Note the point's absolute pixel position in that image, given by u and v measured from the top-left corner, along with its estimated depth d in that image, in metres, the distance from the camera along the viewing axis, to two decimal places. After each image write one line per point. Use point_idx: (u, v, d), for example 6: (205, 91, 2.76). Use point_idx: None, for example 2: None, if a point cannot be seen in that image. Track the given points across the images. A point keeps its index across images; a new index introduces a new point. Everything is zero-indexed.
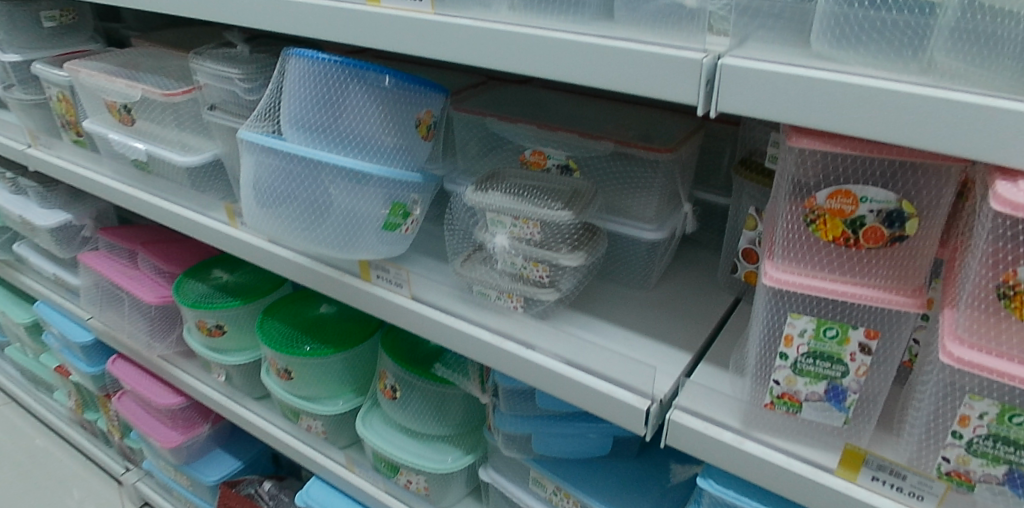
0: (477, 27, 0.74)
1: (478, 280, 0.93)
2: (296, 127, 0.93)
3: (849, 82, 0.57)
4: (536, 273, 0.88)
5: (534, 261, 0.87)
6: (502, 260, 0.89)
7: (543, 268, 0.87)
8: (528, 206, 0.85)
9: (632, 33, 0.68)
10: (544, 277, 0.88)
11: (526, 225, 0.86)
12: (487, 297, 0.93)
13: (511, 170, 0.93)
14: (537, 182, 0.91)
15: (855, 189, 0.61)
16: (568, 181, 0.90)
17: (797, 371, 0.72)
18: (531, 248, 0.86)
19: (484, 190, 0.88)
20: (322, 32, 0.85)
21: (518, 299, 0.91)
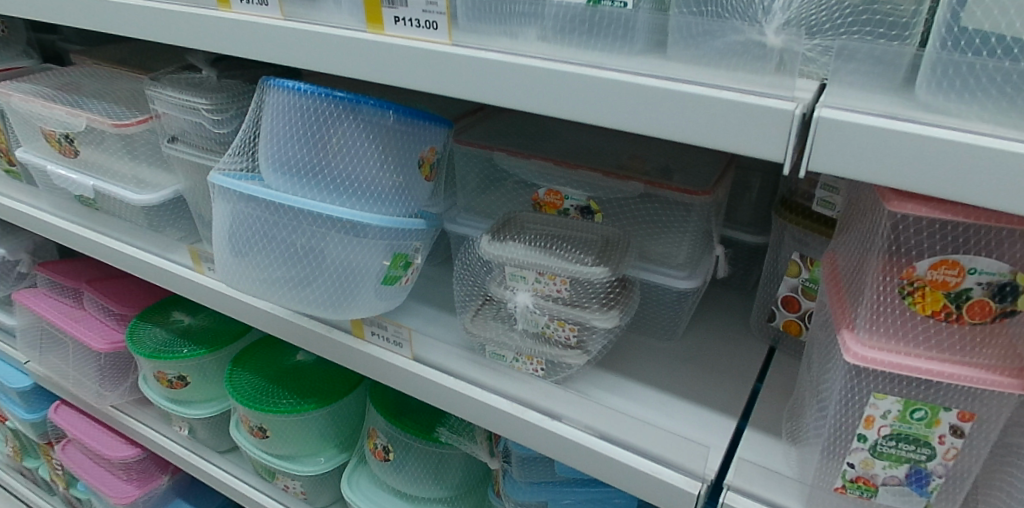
0: (506, 63, 0.63)
1: (497, 343, 0.83)
2: (280, 170, 0.81)
3: (973, 145, 0.48)
4: (563, 333, 0.80)
5: (560, 321, 0.79)
6: (522, 319, 0.80)
7: (570, 328, 0.79)
8: (556, 262, 0.77)
9: (695, 74, 0.58)
10: (571, 339, 0.80)
11: (554, 282, 0.78)
12: (502, 358, 0.84)
13: (528, 214, 0.86)
14: (562, 231, 0.83)
15: (964, 259, 0.53)
16: (596, 228, 0.83)
17: (875, 454, 0.63)
18: (556, 307, 0.78)
19: (504, 240, 0.80)
20: (312, 62, 0.73)
21: (540, 362, 0.82)
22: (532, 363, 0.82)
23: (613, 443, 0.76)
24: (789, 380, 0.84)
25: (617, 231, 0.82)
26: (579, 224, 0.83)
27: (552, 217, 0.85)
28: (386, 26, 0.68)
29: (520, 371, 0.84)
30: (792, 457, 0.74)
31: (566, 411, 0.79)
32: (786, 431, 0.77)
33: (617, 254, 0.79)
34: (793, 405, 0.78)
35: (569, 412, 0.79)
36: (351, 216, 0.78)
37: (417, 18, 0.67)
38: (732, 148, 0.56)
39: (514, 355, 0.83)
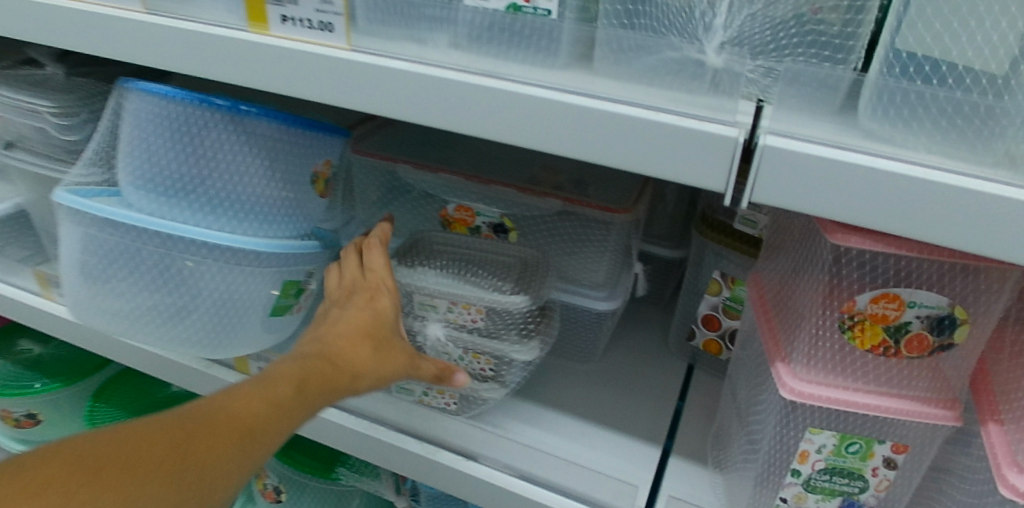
0: (414, 73, 0.54)
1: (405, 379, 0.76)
2: (145, 188, 0.69)
3: (925, 178, 0.45)
4: (476, 366, 0.74)
5: (475, 353, 0.73)
6: (432, 352, 0.73)
7: (486, 361, 0.74)
8: (472, 291, 0.71)
9: (628, 93, 0.52)
10: (487, 370, 0.74)
11: (468, 311, 0.72)
12: (410, 393, 0.76)
13: (438, 234, 0.80)
14: (476, 254, 0.78)
15: (904, 292, 0.51)
16: (513, 250, 0.78)
17: (809, 488, 0.61)
18: (469, 339, 0.73)
19: (415, 265, 0.74)
20: (182, 65, 0.62)
21: (453, 396, 0.75)
22: (443, 397, 0.75)
23: (536, 484, 0.70)
24: (711, 403, 0.82)
25: (533, 254, 0.78)
26: (493, 246, 0.78)
27: (464, 237, 0.79)
28: (271, 26, 0.59)
29: (429, 407, 0.76)
30: (719, 488, 0.71)
31: (483, 451, 0.73)
32: (712, 459, 0.74)
33: (536, 280, 0.75)
34: (718, 431, 0.76)
35: (487, 451, 0.73)
36: (233, 243, 0.68)
37: (309, 18, 0.57)
38: (669, 176, 0.50)
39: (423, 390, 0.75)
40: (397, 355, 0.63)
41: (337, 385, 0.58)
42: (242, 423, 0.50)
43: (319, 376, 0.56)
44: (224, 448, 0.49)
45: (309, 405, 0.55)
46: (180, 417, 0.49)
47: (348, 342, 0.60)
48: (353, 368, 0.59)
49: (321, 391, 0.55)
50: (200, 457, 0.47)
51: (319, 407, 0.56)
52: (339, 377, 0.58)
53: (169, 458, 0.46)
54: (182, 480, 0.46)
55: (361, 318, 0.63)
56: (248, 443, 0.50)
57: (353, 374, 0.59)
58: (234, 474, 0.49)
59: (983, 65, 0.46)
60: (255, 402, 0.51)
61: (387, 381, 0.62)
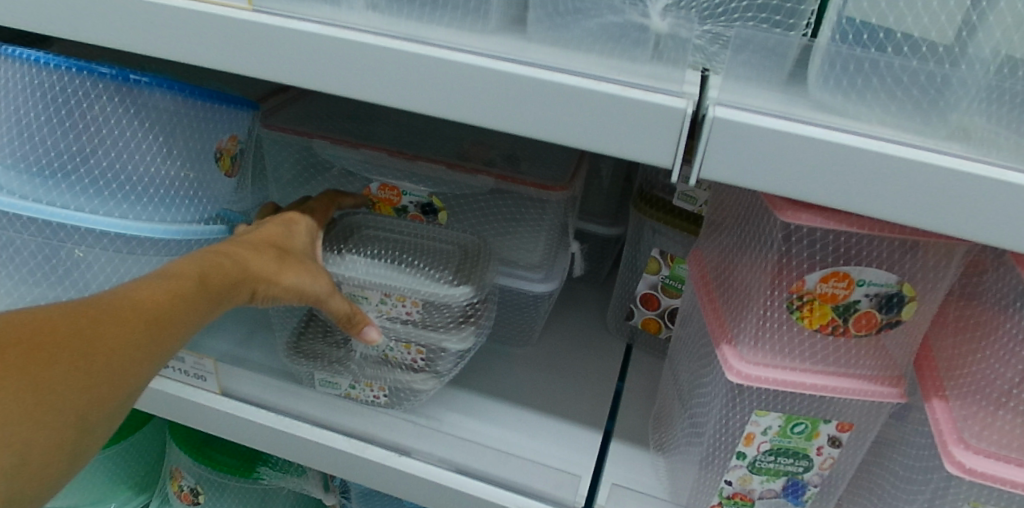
0: (328, 37, 0.48)
1: (332, 373, 0.70)
2: (17, 167, 0.60)
3: (881, 151, 0.43)
4: (406, 356, 0.69)
5: (405, 342, 0.68)
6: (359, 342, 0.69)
7: (417, 351, 0.69)
8: (409, 283, 0.66)
9: (567, 60, 0.48)
10: (417, 361, 0.69)
11: (403, 303, 0.67)
12: (335, 387, 0.71)
13: (365, 216, 0.72)
14: (412, 240, 0.70)
15: (854, 270, 0.49)
16: (452, 235, 0.71)
17: (754, 470, 0.60)
18: (395, 326, 0.68)
19: (344, 254, 0.67)
20: (53, 26, 0.53)
21: (382, 389, 0.70)
22: (372, 389, 0.70)
23: (473, 478, 0.66)
24: (651, 383, 0.80)
25: (474, 239, 0.71)
26: (430, 231, 0.71)
27: (395, 219, 0.72)
28: None
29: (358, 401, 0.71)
30: (661, 471, 0.69)
31: (416, 446, 0.68)
32: (653, 441, 0.72)
33: (477, 268, 0.69)
34: (659, 412, 0.74)
35: (420, 446, 0.68)
36: (124, 229, 0.60)
37: None
38: (612, 150, 0.46)
39: (350, 382, 0.70)
40: (307, 267, 0.58)
41: (241, 284, 0.53)
42: (151, 311, 0.45)
43: (222, 272, 0.52)
44: (126, 336, 0.43)
45: (212, 301, 0.50)
46: (77, 304, 0.43)
47: (251, 248, 0.56)
48: (259, 272, 0.55)
49: (223, 285, 0.51)
50: (106, 342, 0.42)
51: (222, 303, 0.51)
52: (242, 274, 0.53)
53: (68, 342, 0.41)
54: (89, 365, 0.41)
55: (269, 232, 0.60)
56: (156, 331, 0.45)
57: (258, 279, 0.55)
58: (142, 365, 0.44)
59: (939, 32, 0.44)
60: (159, 289, 0.46)
61: (295, 295, 0.57)
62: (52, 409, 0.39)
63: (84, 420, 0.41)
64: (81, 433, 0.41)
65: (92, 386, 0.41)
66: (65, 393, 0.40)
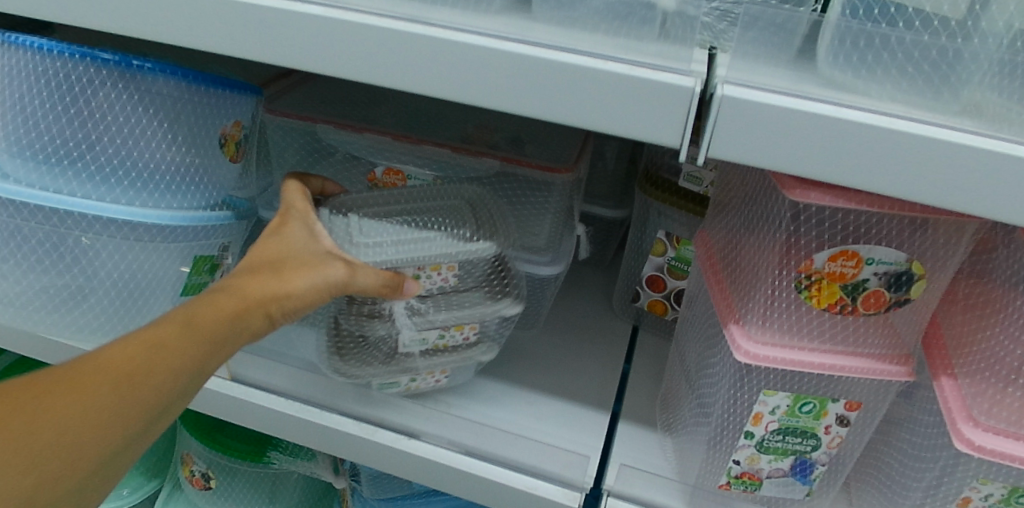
0: (332, 19, 0.48)
1: (391, 372, 0.68)
2: (21, 156, 0.60)
3: (890, 128, 0.42)
4: (459, 337, 0.69)
5: (459, 325, 0.67)
6: (409, 340, 0.67)
7: (470, 328, 0.68)
8: (443, 249, 0.63)
9: (573, 40, 0.47)
10: (470, 336, 0.69)
11: (438, 272, 0.65)
12: (393, 385, 0.69)
13: (355, 199, 0.66)
14: (415, 203, 0.67)
15: (862, 249, 0.49)
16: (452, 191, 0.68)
17: (762, 450, 0.60)
18: (441, 314, 0.66)
19: (359, 238, 0.62)
20: (57, 12, 0.53)
21: (443, 371, 0.70)
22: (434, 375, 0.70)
23: (482, 460, 0.67)
24: (657, 365, 0.80)
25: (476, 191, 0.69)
26: (430, 194, 0.68)
27: (391, 200, 0.67)
28: None
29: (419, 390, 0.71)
30: (669, 451, 0.69)
31: (425, 429, 0.68)
32: (660, 422, 0.72)
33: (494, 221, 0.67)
34: (666, 393, 0.74)
35: (429, 428, 0.69)
36: (130, 215, 0.60)
37: None
38: (619, 131, 0.46)
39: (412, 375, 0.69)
40: (315, 268, 0.54)
41: (240, 314, 0.50)
42: (114, 376, 0.44)
43: (214, 309, 0.49)
44: (84, 403, 0.43)
45: (204, 346, 0.48)
46: (47, 372, 0.44)
47: (249, 274, 0.52)
48: (258, 296, 0.51)
49: (212, 323, 0.48)
50: (59, 413, 0.42)
51: (218, 340, 0.48)
52: (239, 304, 0.50)
53: (17, 417, 0.41)
54: (39, 439, 0.41)
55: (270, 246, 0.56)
56: (120, 393, 0.44)
57: (260, 303, 0.51)
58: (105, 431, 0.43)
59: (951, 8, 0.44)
60: (130, 346, 0.45)
61: (311, 301, 0.53)
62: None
63: (38, 494, 0.41)
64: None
65: (40, 464, 0.41)
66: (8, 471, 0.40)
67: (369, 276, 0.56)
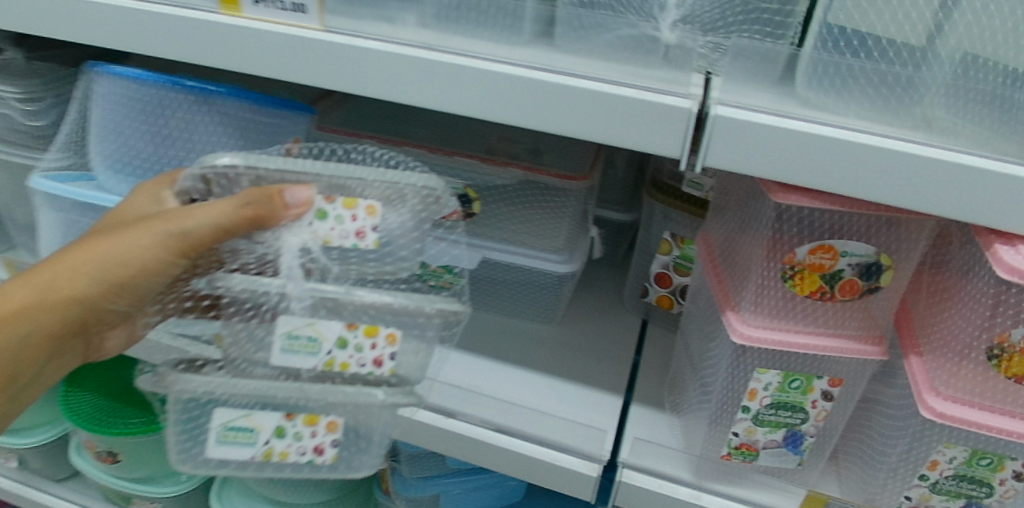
0: (390, 52, 0.57)
1: (256, 403, 0.57)
2: (119, 171, 0.71)
3: (853, 140, 0.51)
4: (366, 357, 0.56)
5: (365, 330, 0.55)
6: (298, 333, 0.55)
7: (382, 338, 0.56)
8: (360, 172, 0.52)
9: (593, 68, 0.56)
10: (381, 361, 0.57)
11: (354, 214, 0.52)
12: (251, 439, 0.58)
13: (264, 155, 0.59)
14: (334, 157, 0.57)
15: (838, 244, 0.58)
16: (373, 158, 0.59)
17: (757, 422, 0.68)
18: (336, 292, 0.55)
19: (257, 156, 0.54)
20: (155, 49, 0.63)
21: (331, 423, 0.58)
22: (317, 435, 0.59)
23: (512, 436, 0.75)
24: (665, 354, 0.88)
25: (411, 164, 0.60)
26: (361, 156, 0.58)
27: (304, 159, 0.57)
28: (243, 8, 0.60)
29: (286, 464, 0.59)
30: (676, 429, 0.78)
31: (461, 408, 0.77)
32: (669, 403, 0.81)
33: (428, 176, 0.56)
34: (674, 378, 0.82)
35: (464, 408, 0.77)
36: None
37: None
38: (630, 144, 0.55)
39: (280, 426, 0.58)
40: (143, 226, 0.52)
41: (58, 292, 0.53)
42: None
43: (30, 288, 0.53)
44: None
45: (17, 329, 0.53)
46: None
47: (80, 244, 0.54)
48: (79, 269, 0.52)
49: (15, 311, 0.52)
50: None
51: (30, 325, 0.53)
52: (59, 282, 0.53)
53: None
54: None
55: (143, 208, 0.57)
56: None
57: (81, 273, 0.53)
58: None
59: (905, 39, 0.52)
60: None
61: (142, 264, 0.52)
62: None
63: None
64: None
65: None
66: None
67: (213, 213, 0.49)
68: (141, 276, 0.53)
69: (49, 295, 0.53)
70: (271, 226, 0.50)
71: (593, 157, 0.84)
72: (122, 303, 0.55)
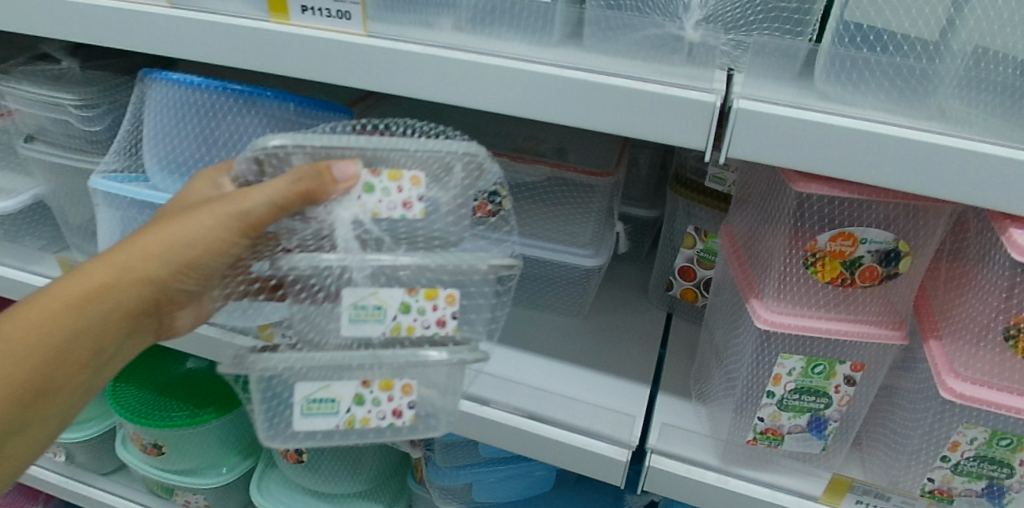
0: (429, 55, 0.61)
1: (332, 372, 0.57)
2: (170, 171, 0.76)
3: (871, 130, 0.53)
4: (429, 319, 0.56)
5: (425, 292, 0.55)
6: (362, 301, 0.55)
7: (441, 298, 0.56)
8: (401, 144, 0.52)
9: (620, 67, 0.59)
10: (444, 320, 0.57)
11: (399, 185, 0.52)
12: (330, 406, 0.58)
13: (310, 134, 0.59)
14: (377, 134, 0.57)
15: (857, 231, 0.60)
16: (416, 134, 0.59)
17: (782, 407, 0.70)
18: (398, 260, 0.55)
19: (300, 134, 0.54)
20: (208, 55, 0.67)
21: (405, 384, 0.58)
22: (394, 399, 0.59)
23: (543, 423, 0.78)
24: (690, 346, 0.91)
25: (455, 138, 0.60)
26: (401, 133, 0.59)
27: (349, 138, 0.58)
28: (291, 16, 0.64)
29: (369, 430, 0.59)
30: (702, 416, 0.80)
31: (494, 396, 0.80)
32: (695, 392, 0.83)
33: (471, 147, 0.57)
34: (699, 368, 0.85)
35: (497, 397, 0.80)
36: None
37: (327, 7, 0.63)
38: (657, 137, 0.58)
39: (357, 393, 0.58)
40: (206, 208, 0.53)
41: (133, 271, 0.55)
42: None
43: (107, 269, 0.55)
44: None
45: (96, 310, 0.55)
46: None
47: (152, 228, 0.56)
48: (151, 250, 0.54)
49: (93, 291, 0.54)
50: None
51: (108, 305, 0.55)
52: (134, 263, 0.55)
53: None
54: None
55: (205, 193, 0.58)
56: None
57: (153, 253, 0.54)
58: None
59: (919, 33, 0.54)
60: (20, 319, 0.54)
61: (207, 244, 0.53)
62: None
63: None
64: None
65: None
66: None
67: (269, 190, 0.51)
68: (209, 256, 0.54)
69: (124, 276, 0.55)
70: (322, 201, 0.51)
71: (619, 154, 0.87)
72: (191, 282, 0.57)
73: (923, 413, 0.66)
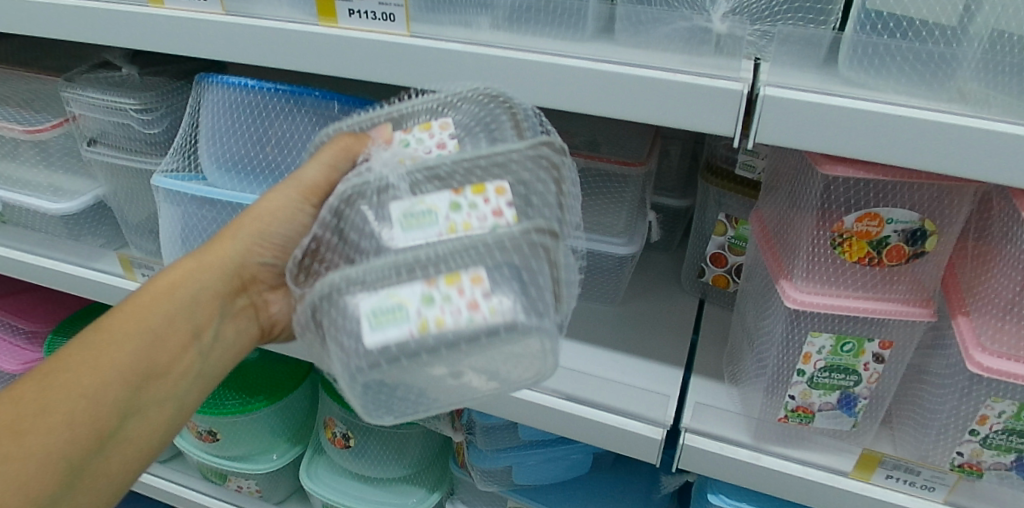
0: (470, 52, 0.64)
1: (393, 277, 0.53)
2: (224, 167, 0.81)
3: (896, 112, 0.56)
4: (484, 211, 0.54)
5: (475, 187, 0.55)
6: (415, 209, 0.54)
7: (492, 190, 0.55)
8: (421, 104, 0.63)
9: (650, 59, 0.62)
10: (500, 211, 0.54)
11: (431, 132, 0.59)
12: (398, 311, 0.51)
13: None
14: None
15: (883, 211, 0.62)
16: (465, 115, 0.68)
17: (812, 385, 0.72)
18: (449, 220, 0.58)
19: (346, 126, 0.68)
20: (260, 57, 0.71)
21: (476, 273, 0.52)
22: (466, 291, 0.52)
23: (581, 404, 0.81)
24: (722, 330, 0.93)
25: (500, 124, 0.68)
26: None
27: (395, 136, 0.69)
28: (339, 19, 0.68)
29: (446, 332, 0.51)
30: (735, 397, 0.83)
31: None
32: (727, 374, 0.86)
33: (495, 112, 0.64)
34: (731, 351, 0.87)
35: None
36: None
37: (373, 10, 0.67)
38: (688, 125, 0.61)
39: (425, 293, 0.52)
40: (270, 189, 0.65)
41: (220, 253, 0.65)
42: (109, 325, 0.59)
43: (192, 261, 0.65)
44: (85, 348, 0.58)
45: (190, 291, 0.63)
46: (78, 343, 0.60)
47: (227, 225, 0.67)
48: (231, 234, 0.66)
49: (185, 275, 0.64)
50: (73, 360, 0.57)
51: (199, 286, 0.64)
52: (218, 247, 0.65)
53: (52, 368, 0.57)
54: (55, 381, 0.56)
55: None
56: (108, 340, 0.59)
57: (233, 236, 0.66)
58: (107, 364, 0.58)
59: (937, 19, 0.57)
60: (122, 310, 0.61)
61: (277, 212, 0.65)
62: (63, 415, 0.56)
63: (75, 437, 0.56)
64: (77, 439, 0.56)
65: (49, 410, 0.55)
66: (45, 413, 0.55)
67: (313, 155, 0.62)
68: (281, 222, 0.65)
69: (211, 260, 0.65)
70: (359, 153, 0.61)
71: (649, 144, 0.90)
72: (267, 257, 0.67)
73: (952, 387, 0.68)
